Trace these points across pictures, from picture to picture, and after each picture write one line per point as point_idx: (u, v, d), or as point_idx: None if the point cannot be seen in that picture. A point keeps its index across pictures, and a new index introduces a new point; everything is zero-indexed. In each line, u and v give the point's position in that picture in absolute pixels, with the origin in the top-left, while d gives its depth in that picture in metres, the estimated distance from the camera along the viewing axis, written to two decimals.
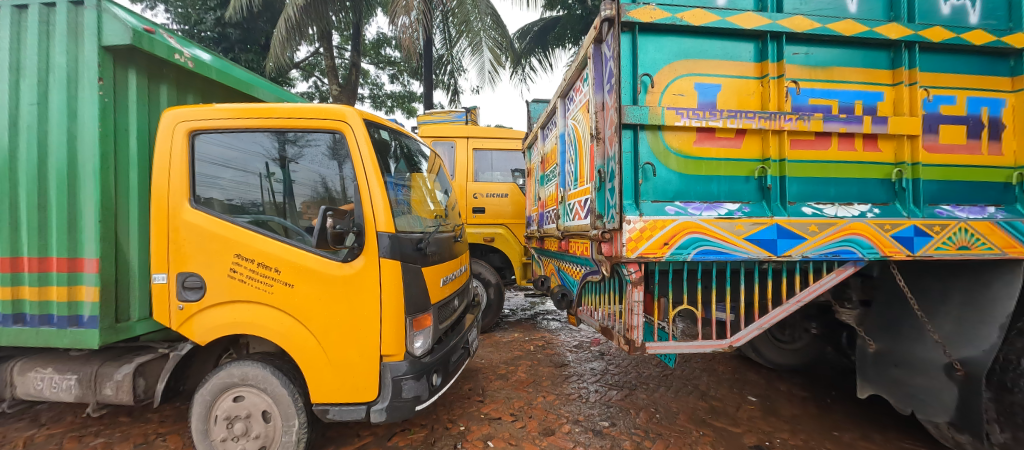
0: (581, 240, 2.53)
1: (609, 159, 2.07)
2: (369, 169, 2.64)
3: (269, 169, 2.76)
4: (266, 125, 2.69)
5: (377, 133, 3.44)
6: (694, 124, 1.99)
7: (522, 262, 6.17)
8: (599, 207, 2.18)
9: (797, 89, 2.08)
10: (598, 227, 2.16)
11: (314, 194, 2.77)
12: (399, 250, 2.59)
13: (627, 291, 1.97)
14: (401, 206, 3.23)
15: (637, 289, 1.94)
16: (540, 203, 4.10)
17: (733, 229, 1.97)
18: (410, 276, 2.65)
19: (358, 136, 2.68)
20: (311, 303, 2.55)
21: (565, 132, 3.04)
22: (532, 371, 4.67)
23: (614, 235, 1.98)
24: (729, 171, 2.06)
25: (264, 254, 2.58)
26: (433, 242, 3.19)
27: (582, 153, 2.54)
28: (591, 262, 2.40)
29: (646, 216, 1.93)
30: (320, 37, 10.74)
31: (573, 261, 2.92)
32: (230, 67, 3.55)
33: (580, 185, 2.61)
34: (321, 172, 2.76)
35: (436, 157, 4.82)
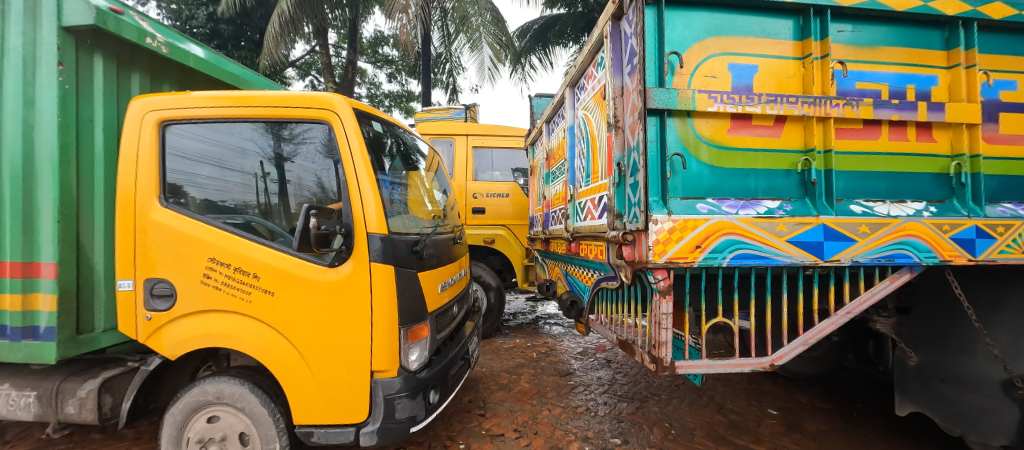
0: (595, 243, 2.29)
1: (630, 149, 1.81)
2: (358, 163, 2.37)
3: (249, 164, 2.49)
4: (246, 115, 2.42)
5: (370, 125, 3.16)
6: (729, 110, 1.74)
7: (524, 265, 5.91)
8: (618, 205, 1.92)
9: (844, 71, 1.83)
10: (618, 228, 1.91)
11: (300, 192, 2.50)
12: (392, 254, 2.33)
13: (653, 301, 1.71)
14: (395, 205, 2.97)
15: (666, 300, 1.68)
16: (544, 203, 3.86)
17: (774, 230, 1.72)
18: (406, 282, 2.39)
19: (348, 128, 2.39)
20: (292, 313, 2.28)
21: (574, 124, 2.79)
22: (536, 381, 4.42)
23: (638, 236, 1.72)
24: (768, 164, 1.80)
25: (240, 258, 2.31)
26: (430, 244, 2.93)
27: (598, 146, 2.27)
28: (608, 267, 2.16)
29: (675, 215, 1.67)
30: (316, 33, 10.50)
31: (584, 265, 2.68)
32: (224, 62, 3.33)
33: (593, 182, 2.36)
34: (308, 168, 2.48)
35: (434, 154, 4.55)
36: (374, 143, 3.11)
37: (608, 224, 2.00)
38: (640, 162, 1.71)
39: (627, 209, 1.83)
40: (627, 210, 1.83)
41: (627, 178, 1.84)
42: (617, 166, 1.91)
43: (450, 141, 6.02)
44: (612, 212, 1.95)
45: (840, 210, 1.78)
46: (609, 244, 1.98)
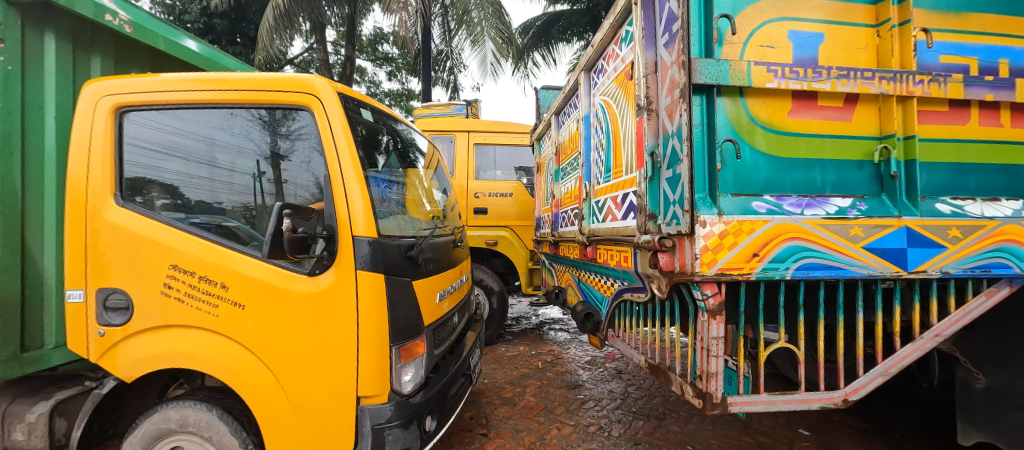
0: (617, 248, 1.98)
1: (668, 136, 1.50)
2: (343, 154, 2.04)
3: (217, 156, 2.15)
4: (213, 100, 2.08)
5: (359, 111, 2.79)
6: (791, 87, 1.51)
7: (528, 268, 5.59)
8: (650, 203, 1.61)
9: (927, 41, 1.61)
10: (651, 231, 1.60)
11: (275, 188, 2.16)
12: (383, 260, 2.00)
13: (700, 322, 1.43)
14: (388, 205, 2.65)
15: (717, 321, 1.38)
16: (553, 202, 3.55)
17: (848, 236, 1.45)
18: (398, 292, 2.07)
19: (331, 116, 2.05)
20: (264, 329, 1.97)
21: (589, 114, 2.48)
22: (542, 395, 4.09)
23: (681, 242, 1.41)
24: (835, 153, 1.58)
25: (205, 265, 1.99)
26: (428, 247, 2.63)
27: (623, 135, 1.95)
28: (635, 277, 1.85)
29: (726, 216, 1.37)
30: (313, 28, 10.19)
31: (601, 273, 2.36)
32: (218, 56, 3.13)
33: (615, 178, 2.05)
34: (285, 161, 2.15)
35: (434, 151, 4.24)
36: (366, 136, 2.77)
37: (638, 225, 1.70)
38: (682, 150, 1.40)
39: (664, 208, 1.52)
40: (664, 210, 1.53)
41: (663, 170, 1.53)
42: (647, 156, 1.60)
43: (451, 138, 5.70)
44: (644, 212, 1.64)
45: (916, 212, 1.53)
46: (638, 250, 1.68)
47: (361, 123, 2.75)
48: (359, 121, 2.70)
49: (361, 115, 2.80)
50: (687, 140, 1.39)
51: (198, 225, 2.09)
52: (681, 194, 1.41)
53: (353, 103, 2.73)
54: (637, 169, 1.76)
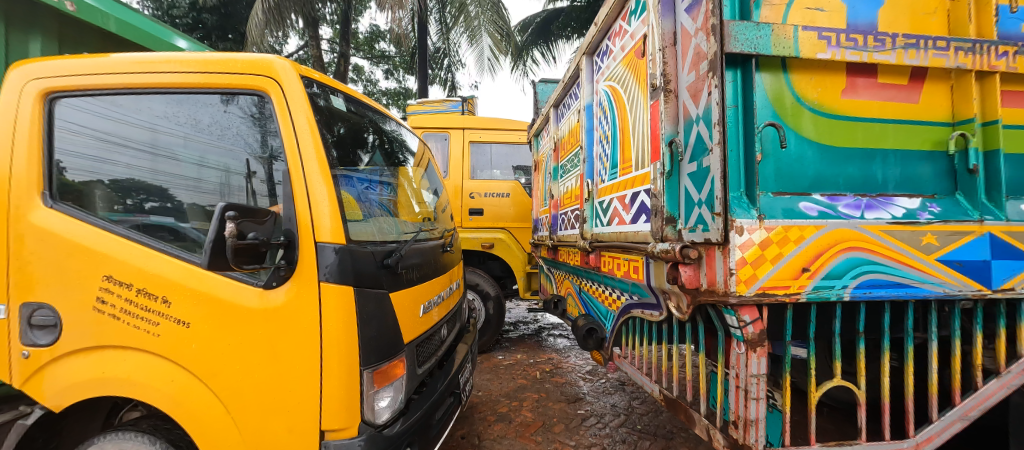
0: (625, 257, 1.71)
1: (692, 121, 1.25)
2: (305, 145, 1.75)
3: (160, 147, 1.84)
4: (154, 82, 1.78)
5: (332, 98, 2.47)
6: (848, 58, 1.33)
7: (526, 272, 5.31)
8: (668, 202, 1.37)
9: (1011, 8, 1.48)
10: (670, 239, 1.37)
11: (227, 184, 1.84)
12: (352, 270, 1.71)
13: (737, 356, 1.20)
14: (370, 207, 2.38)
15: (757, 354, 1.16)
16: (551, 203, 3.26)
17: (925, 245, 1.27)
18: (372, 307, 1.79)
19: (291, 101, 1.76)
20: (212, 350, 1.68)
21: (591, 103, 2.20)
22: (540, 410, 3.80)
23: (711, 252, 1.17)
24: (897, 143, 1.43)
25: (144, 276, 1.71)
26: (412, 252, 2.35)
27: (634, 125, 1.67)
28: (647, 292, 1.59)
29: (768, 221, 1.14)
30: (306, 23, 9.92)
31: (604, 283, 2.09)
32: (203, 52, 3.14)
33: (622, 175, 1.78)
34: (239, 153, 1.84)
35: (425, 149, 3.96)
36: (345, 132, 2.48)
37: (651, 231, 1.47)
38: (714, 136, 1.15)
39: (688, 207, 1.28)
40: (687, 212, 1.29)
41: (685, 161, 1.29)
42: (665, 147, 1.37)
43: (445, 135, 5.42)
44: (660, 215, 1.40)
45: (994, 213, 1.38)
46: (651, 260, 1.44)
47: (340, 116, 2.46)
48: (337, 114, 2.41)
49: (339, 108, 2.51)
50: (718, 124, 1.13)
51: (138, 228, 1.79)
52: (708, 190, 1.17)
53: (330, 94, 2.44)
54: (651, 163, 1.49)
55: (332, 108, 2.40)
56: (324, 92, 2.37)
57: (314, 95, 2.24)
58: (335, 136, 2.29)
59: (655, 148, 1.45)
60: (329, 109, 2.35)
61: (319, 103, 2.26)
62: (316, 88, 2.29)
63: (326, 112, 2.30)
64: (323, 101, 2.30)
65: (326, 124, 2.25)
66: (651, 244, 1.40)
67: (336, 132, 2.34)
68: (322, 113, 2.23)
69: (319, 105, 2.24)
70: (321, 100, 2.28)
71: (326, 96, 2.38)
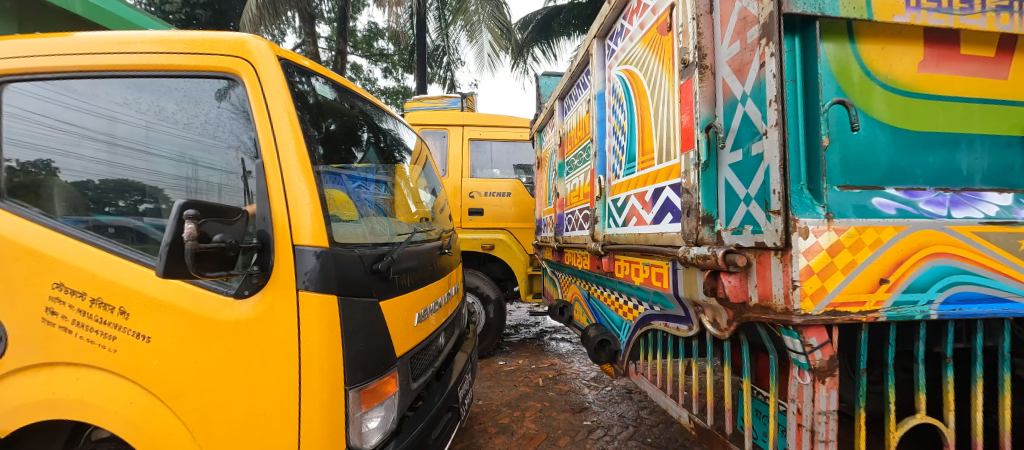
0: (645, 262, 1.53)
1: (739, 99, 1.09)
2: (282, 133, 1.54)
3: (117, 137, 1.62)
4: (111, 64, 1.57)
5: (319, 84, 2.26)
6: (929, 22, 1.14)
7: (528, 274, 5.11)
8: (704, 198, 1.22)
9: None
10: (706, 243, 1.22)
11: (193, 178, 1.63)
12: (341, 276, 1.53)
13: (799, 387, 1.04)
14: (364, 208, 2.20)
15: (826, 386, 1.00)
16: (556, 202, 3.07)
17: (1017, 249, 1.11)
18: (359, 317, 1.59)
19: (266, 83, 1.56)
20: (177, 369, 1.48)
21: (603, 92, 2.00)
22: (543, 421, 3.60)
23: (764, 259, 1.02)
24: (982, 128, 1.24)
25: (99, 284, 1.50)
26: (407, 255, 2.15)
27: (656, 112, 1.48)
28: (675, 304, 1.40)
29: (838, 222, 0.99)
30: (303, 19, 9.71)
31: (619, 290, 1.89)
32: None
33: (641, 170, 1.60)
34: (206, 143, 1.63)
35: (422, 146, 3.75)
36: (336, 128, 2.28)
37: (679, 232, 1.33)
38: (770, 117, 0.98)
39: (730, 203, 1.15)
40: (729, 211, 1.15)
41: (725, 149, 1.16)
42: (697, 134, 1.23)
43: (443, 132, 5.22)
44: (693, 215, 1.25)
45: None
46: (679, 266, 1.29)
47: (330, 111, 2.26)
48: (326, 109, 2.21)
49: (329, 101, 2.30)
50: (774, 102, 0.97)
51: (115, 231, 1.59)
52: (761, 182, 1.02)
53: (319, 87, 2.23)
54: (681, 152, 1.33)
55: (320, 103, 2.19)
56: (312, 85, 2.15)
57: (302, 89, 2.03)
58: (324, 133, 2.10)
59: (688, 135, 1.28)
60: (318, 104, 2.14)
61: (307, 99, 2.05)
62: (303, 81, 2.07)
63: (314, 107, 2.09)
64: (311, 96, 2.09)
65: (315, 121, 2.04)
66: (683, 249, 1.25)
67: (326, 128, 2.15)
68: (309, 107, 2.03)
69: (307, 99, 2.03)
70: (309, 95, 2.08)
71: (314, 90, 2.16)
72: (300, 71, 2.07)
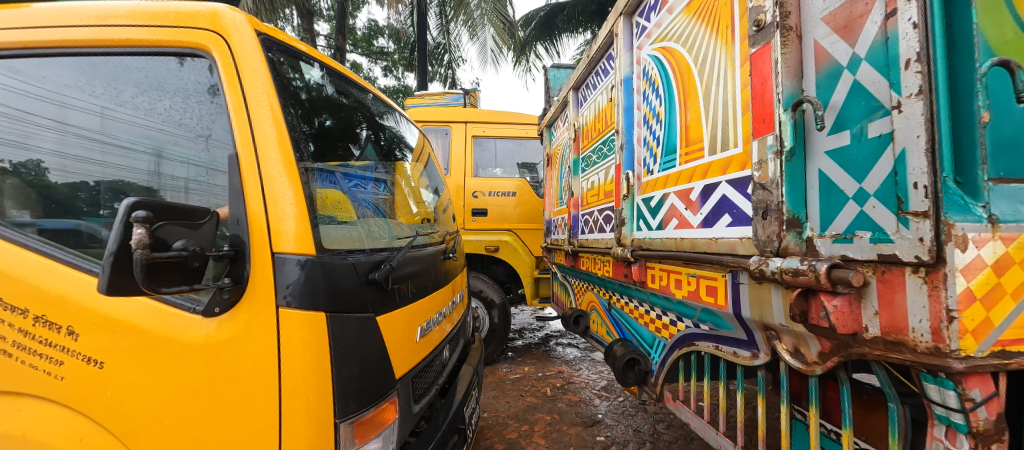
0: (689, 274, 1.39)
1: (882, 40, 0.86)
2: (263, 121, 1.29)
3: (65, 124, 1.34)
4: (60, 39, 1.33)
5: (315, 71, 2.05)
6: None
7: (534, 278, 4.88)
8: (789, 193, 1.05)
9: None
10: (793, 253, 1.04)
11: (152, 172, 1.34)
12: (326, 288, 1.29)
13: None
14: (363, 209, 1.98)
15: None
16: (570, 201, 2.85)
17: None
18: (351, 337, 1.35)
19: (241, 61, 1.30)
20: (136, 402, 1.24)
21: (630, 76, 1.87)
22: (553, 436, 3.36)
23: (892, 278, 0.84)
24: None
25: (45, 300, 1.27)
26: (408, 260, 1.92)
27: (713, 99, 1.33)
28: (732, 325, 1.25)
29: (1003, 229, 0.77)
30: (301, 15, 9.50)
31: (651, 303, 1.68)
32: None
33: (681, 165, 1.48)
34: (169, 132, 1.34)
35: (424, 143, 3.51)
36: (332, 125, 2.06)
37: (748, 237, 1.17)
38: (907, 85, 0.80)
39: (828, 203, 0.98)
40: (825, 219, 0.98)
41: (821, 131, 0.99)
42: (779, 114, 1.06)
43: (445, 130, 4.99)
44: (772, 221, 1.08)
45: None
46: (749, 279, 1.13)
47: (325, 106, 2.02)
48: (321, 104, 1.97)
49: (325, 94, 2.08)
50: (916, 61, 0.79)
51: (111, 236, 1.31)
52: (886, 171, 0.84)
53: (315, 81, 1.99)
54: (752, 137, 1.16)
55: (314, 98, 1.96)
56: (305, 80, 1.91)
57: (295, 85, 1.78)
58: (317, 130, 1.87)
59: (765, 121, 1.11)
60: (311, 100, 1.91)
61: (300, 96, 1.82)
62: (297, 76, 1.83)
63: (307, 105, 1.85)
64: (304, 92, 1.85)
65: (307, 118, 1.80)
66: (758, 260, 1.08)
67: (320, 125, 1.92)
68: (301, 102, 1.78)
69: (300, 97, 1.78)
70: (302, 92, 1.84)
71: (308, 85, 1.92)
72: (292, 64, 1.81)
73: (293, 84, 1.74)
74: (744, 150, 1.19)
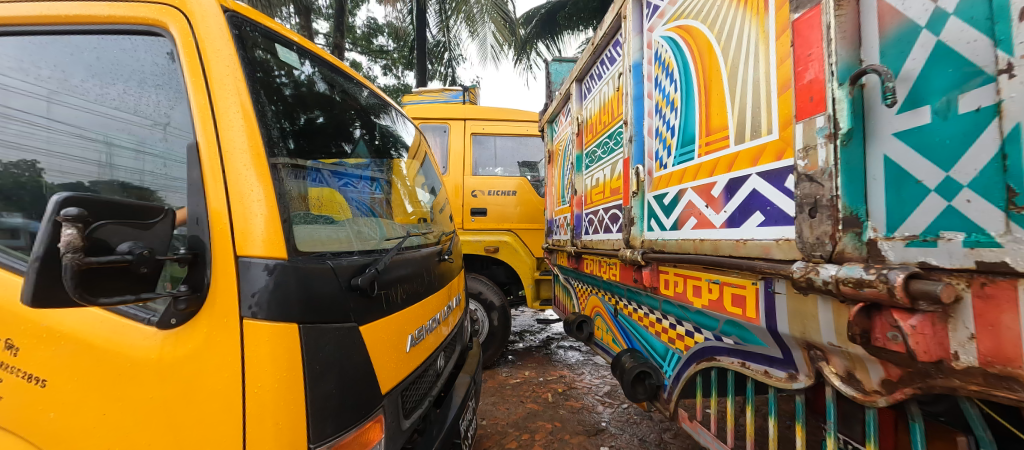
0: (711, 279, 1.28)
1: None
2: (232, 106, 1.13)
3: (6, 109, 1.18)
4: (3, 17, 1.18)
5: (306, 69, 1.88)
6: None
7: (535, 279, 4.73)
8: (844, 182, 0.89)
9: None
10: (841, 259, 0.89)
11: (104, 162, 1.17)
12: (299, 296, 1.14)
13: None
14: (355, 208, 1.85)
15: None
16: (573, 200, 2.70)
17: None
18: (329, 350, 1.21)
19: (205, 39, 1.14)
20: (81, 426, 1.09)
21: (640, 62, 1.76)
22: (555, 446, 3.22)
23: (995, 293, 0.68)
24: None
25: None
26: (399, 262, 1.77)
27: (744, 79, 1.19)
28: (765, 341, 1.13)
29: None
30: (298, 12, 9.35)
31: (663, 311, 1.59)
32: None
33: (700, 157, 1.37)
34: (122, 119, 1.18)
35: (421, 140, 3.35)
36: (325, 122, 1.93)
37: (786, 238, 1.03)
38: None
39: (898, 197, 0.82)
40: (895, 218, 0.82)
41: (891, 108, 0.83)
42: (832, 90, 0.90)
43: (444, 127, 4.83)
44: (823, 221, 0.93)
45: None
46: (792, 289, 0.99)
47: (317, 102, 1.89)
48: (311, 99, 1.82)
49: (317, 91, 1.93)
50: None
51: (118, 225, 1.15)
52: (990, 153, 0.68)
53: (305, 76, 1.83)
54: (794, 120, 1.01)
55: (303, 95, 1.80)
56: (294, 76, 1.73)
57: (280, 81, 1.59)
58: (304, 129, 1.69)
59: (819, 98, 0.94)
60: (298, 97, 1.74)
61: (286, 94, 1.63)
62: (283, 72, 1.65)
63: (292, 102, 1.66)
64: (290, 90, 1.66)
65: (291, 115, 1.61)
66: (804, 268, 0.93)
67: (307, 121, 1.75)
68: (283, 97, 1.58)
69: (285, 95, 1.59)
70: (287, 90, 1.65)
71: (296, 82, 1.74)
72: (277, 60, 1.63)
73: (277, 80, 1.56)
74: (779, 136, 1.06)
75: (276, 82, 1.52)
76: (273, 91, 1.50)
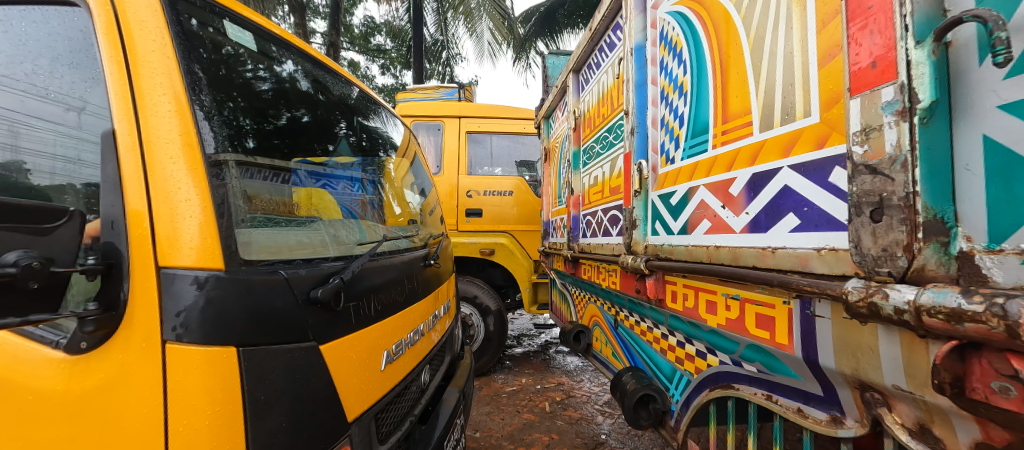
0: (731, 294, 1.11)
1: None
2: (161, 88, 0.96)
3: None
4: None
5: (286, 65, 1.71)
6: None
7: (532, 283, 4.54)
8: (926, 171, 0.69)
9: None
10: (916, 277, 0.69)
11: (5, 146, 0.94)
12: (239, 314, 0.96)
13: None
14: (331, 210, 1.68)
15: None
16: (570, 200, 2.52)
17: None
18: (278, 377, 1.03)
19: (132, 10, 0.97)
20: None
21: (643, 46, 1.60)
22: None
23: None
24: None
25: None
26: (376, 270, 1.58)
27: (772, 50, 1.01)
28: (800, 373, 0.95)
29: None
30: (292, 10, 9.18)
31: (669, 327, 1.43)
32: None
33: (714, 148, 1.20)
34: (28, 98, 0.97)
35: (411, 138, 3.17)
36: (310, 121, 1.82)
37: (829, 246, 0.85)
38: None
39: (1009, 199, 0.61)
40: (1000, 225, 0.62)
41: (997, 75, 0.62)
42: (907, 52, 0.70)
43: (438, 125, 4.65)
44: (893, 228, 0.72)
45: None
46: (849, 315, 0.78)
47: (301, 98, 1.75)
48: (294, 97, 1.69)
49: (301, 91, 1.78)
50: None
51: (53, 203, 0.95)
52: None
53: (288, 73, 1.68)
54: (846, 94, 0.81)
55: (286, 92, 1.67)
56: (275, 71, 1.60)
57: (253, 77, 1.44)
58: (284, 129, 1.58)
59: (886, 65, 0.73)
60: (280, 93, 1.62)
61: (263, 91, 1.49)
62: (260, 67, 1.51)
63: (272, 99, 1.54)
64: (268, 85, 1.52)
65: (267, 114, 1.48)
66: (862, 289, 0.74)
67: (289, 120, 1.64)
68: (256, 94, 1.43)
69: (260, 93, 1.45)
70: (265, 87, 1.51)
71: (277, 77, 1.60)
72: (254, 54, 1.49)
73: (248, 76, 1.41)
74: (819, 119, 0.88)
75: (249, 84, 1.39)
76: (236, 86, 1.33)
